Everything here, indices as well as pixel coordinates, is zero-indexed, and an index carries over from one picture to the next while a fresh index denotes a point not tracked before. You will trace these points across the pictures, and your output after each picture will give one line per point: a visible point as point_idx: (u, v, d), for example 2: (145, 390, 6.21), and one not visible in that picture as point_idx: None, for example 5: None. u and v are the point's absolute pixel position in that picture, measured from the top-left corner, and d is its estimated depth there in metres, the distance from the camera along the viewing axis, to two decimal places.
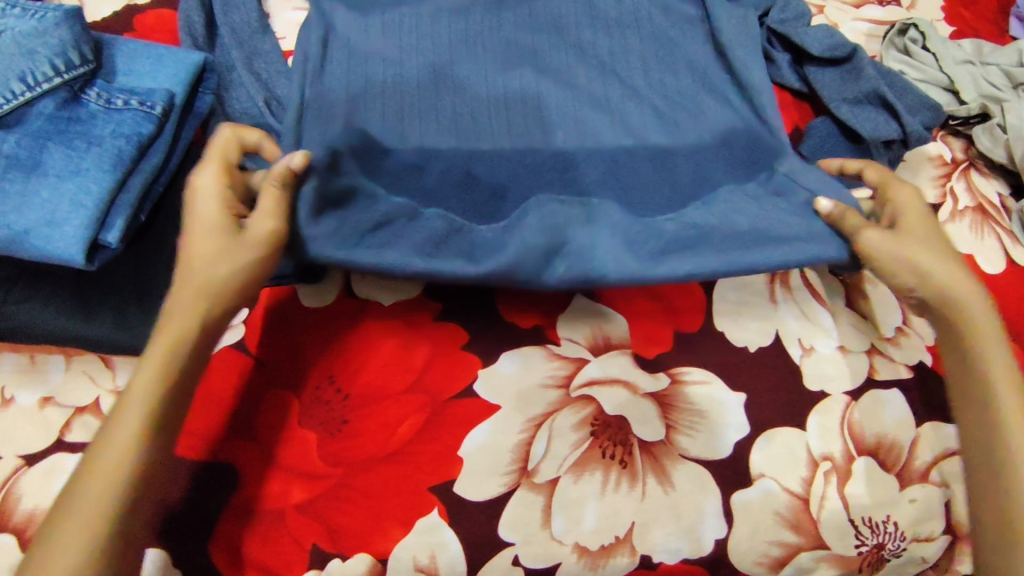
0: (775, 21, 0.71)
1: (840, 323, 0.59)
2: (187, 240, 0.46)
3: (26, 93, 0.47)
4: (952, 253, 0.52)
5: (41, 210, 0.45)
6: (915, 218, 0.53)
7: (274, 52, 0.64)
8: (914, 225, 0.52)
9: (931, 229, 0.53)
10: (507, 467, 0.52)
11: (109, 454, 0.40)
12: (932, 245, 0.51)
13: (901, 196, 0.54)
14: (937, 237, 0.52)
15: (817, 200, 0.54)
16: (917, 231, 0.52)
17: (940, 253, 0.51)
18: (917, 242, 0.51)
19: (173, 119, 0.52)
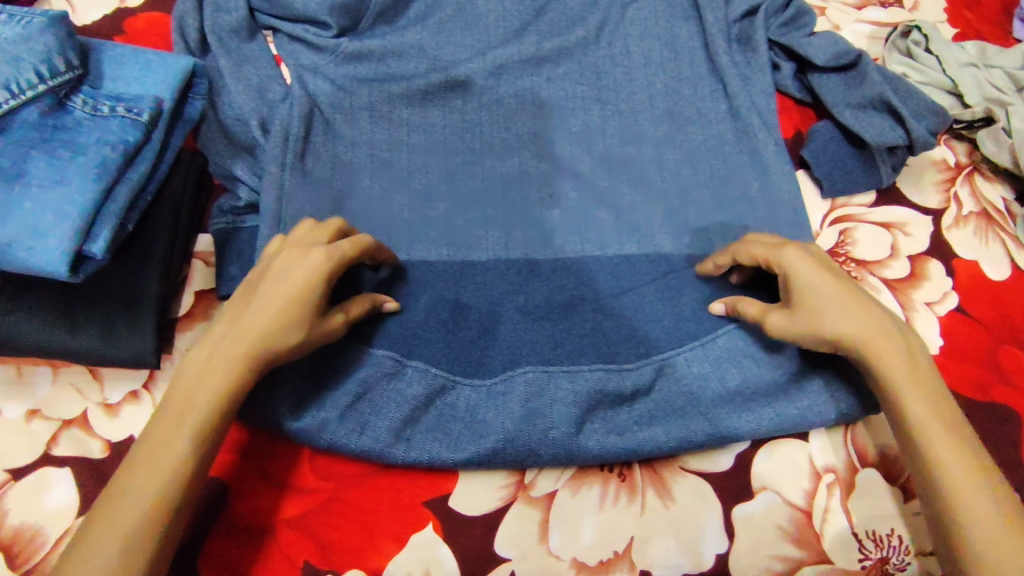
0: (776, 34, 0.70)
1: None
2: (271, 284, 0.43)
3: (11, 100, 0.45)
4: (862, 305, 0.45)
5: (24, 220, 0.44)
6: (805, 278, 0.47)
7: (263, 57, 0.64)
8: (810, 292, 0.46)
9: (837, 286, 0.46)
10: (504, 481, 0.51)
11: (187, 415, 0.38)
12: (831, 308, 0.45)
13: (795, 256, 0.48)
14: (844, 294, 0.45)
15: (711, 305, 0.53)
16: (818, 299, 0.46)
17: (850, 312, 0.45)
18: (813, 312, 0.46)
19: (161, 126, 0.51)
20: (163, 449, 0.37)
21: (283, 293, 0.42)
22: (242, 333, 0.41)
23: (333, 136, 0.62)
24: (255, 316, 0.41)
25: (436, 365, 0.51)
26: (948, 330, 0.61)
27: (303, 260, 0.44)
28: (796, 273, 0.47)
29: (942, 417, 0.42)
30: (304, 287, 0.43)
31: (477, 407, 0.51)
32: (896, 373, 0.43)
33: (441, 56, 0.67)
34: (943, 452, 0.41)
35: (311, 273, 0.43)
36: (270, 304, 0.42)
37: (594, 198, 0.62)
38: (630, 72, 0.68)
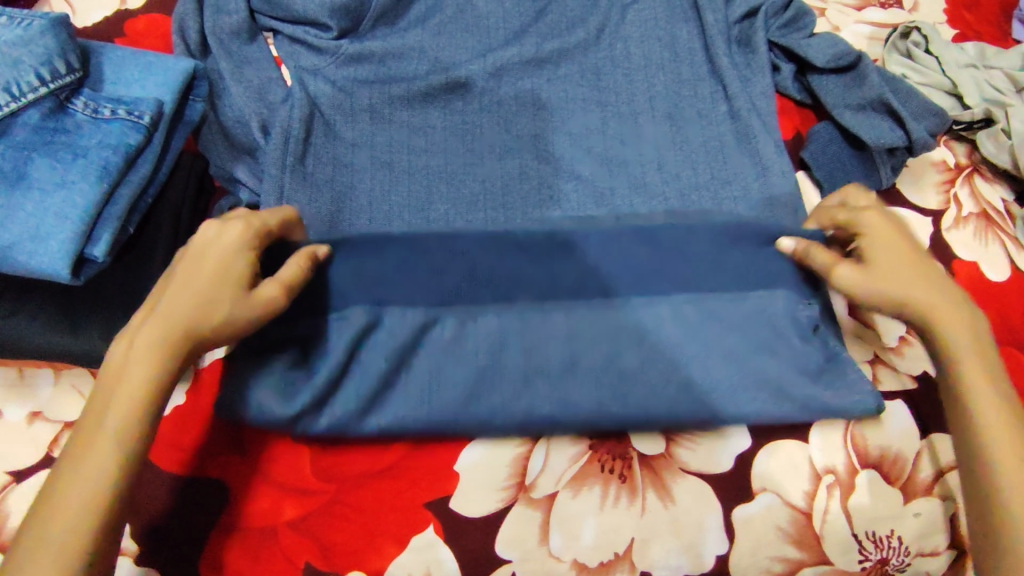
0: (776, 35, 0.70)
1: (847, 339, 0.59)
2: (188, 264, 0.42)
3: (12, 103, 0.46)
4: (927, 275, 0.46)
5: (26, 224, 0.44)
6: (884, 245, 0.48)
7: (264, 60, 0.64)
8: (887, 257, 0.47)
9: (908, 253, 0.47)
10: (504, 483, 0.51)
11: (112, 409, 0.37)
12: (898, 273, 0.46)
13: (870, 217, 0.49)
14: (911, 261, 0.47)
15: (780, 239, 0.54)
16: (885, 262, 0.47)
17: (911, 279, 0.46)
18: (888, 274, 0.47)
19: (162, 128, 0.51)
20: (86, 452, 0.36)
21: (194, 277, 0.41)
22: (154, 325, 0.39)
23: (334, 138, 0.62)
24: (176, 303, 0.40)
25: (416, 306, 0.53)
26: None
27: (217, 238, 0.43)
28: (868, 235, 0.49)
29: (1005, 404, 0.42)
30: (219, 267, 0.42)
31: (463, 334, 0.53)
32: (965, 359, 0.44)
33: (441, 57, 0.67)
34: (1006, 439, 0.41)
35: (228, 252, 0.42)
36: (186, 290, 0.40)
37: (595, 200, 0.62)
38: (630, 73, 0.68)
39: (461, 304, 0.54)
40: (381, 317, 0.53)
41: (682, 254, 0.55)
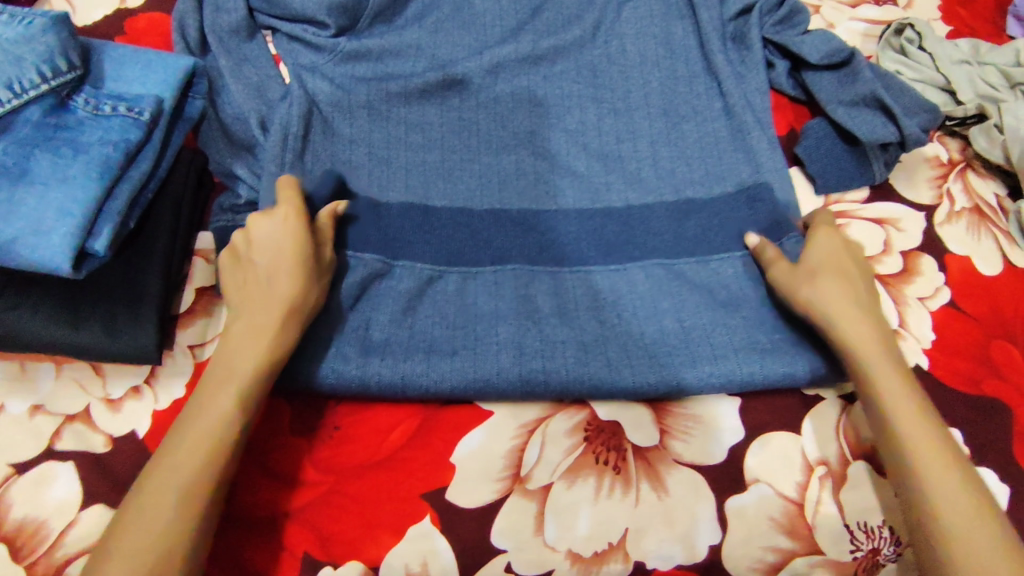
0: (770, 32, 0.71)
1: None
2: (269, 261, 0.48)
3: (14, 100, 0.46)
4: (858, 290, 0.53)
5: (27, 218, 0.44)
6: (825, 256, 0.55)
7: (262, 57, 0.65)
8: (823, 262, 0.54)
9: (843, 263, 0.54)
10: (499, 473, 0.52)
11: (205, 416, 0.43)
12: (830, 280, 0.53)
13: (821, 232, 0.57)
14: (847, 273, 0.54)
15: (747, 235, 0.58)
16: (825, 270, 0.54)
17: (840, 286, 0.53)
18: (815, 277, 0.53)
19: (162, 125, 0.51)
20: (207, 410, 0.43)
21: (279, 271, 0.48)
22: (263, 317, 0.46)
23: (331, 135, 0.62)
24: (268, 304, 0.47)
25: (423, 262, 0.57)
26: (938, 325, 0.62)
27: (271, 229, 0.50)
28: (819, 243, 0.56)
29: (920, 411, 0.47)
30: (294, 252, 0.48)
31: (465, 289, 0.57)
32: (880, 373, 0.49)
33: (438, 55, 0.68)
34: (920, 446, 0.45)
35: (289, 236, 0.49)
36: (279, 278, 0.47)
37: (591, 196, 0.63)
38: (625, 70, 0.69)
39: (462, 264, 0.57)
40: (392, 269, 0.56)
41: (650, 227, 0.61)
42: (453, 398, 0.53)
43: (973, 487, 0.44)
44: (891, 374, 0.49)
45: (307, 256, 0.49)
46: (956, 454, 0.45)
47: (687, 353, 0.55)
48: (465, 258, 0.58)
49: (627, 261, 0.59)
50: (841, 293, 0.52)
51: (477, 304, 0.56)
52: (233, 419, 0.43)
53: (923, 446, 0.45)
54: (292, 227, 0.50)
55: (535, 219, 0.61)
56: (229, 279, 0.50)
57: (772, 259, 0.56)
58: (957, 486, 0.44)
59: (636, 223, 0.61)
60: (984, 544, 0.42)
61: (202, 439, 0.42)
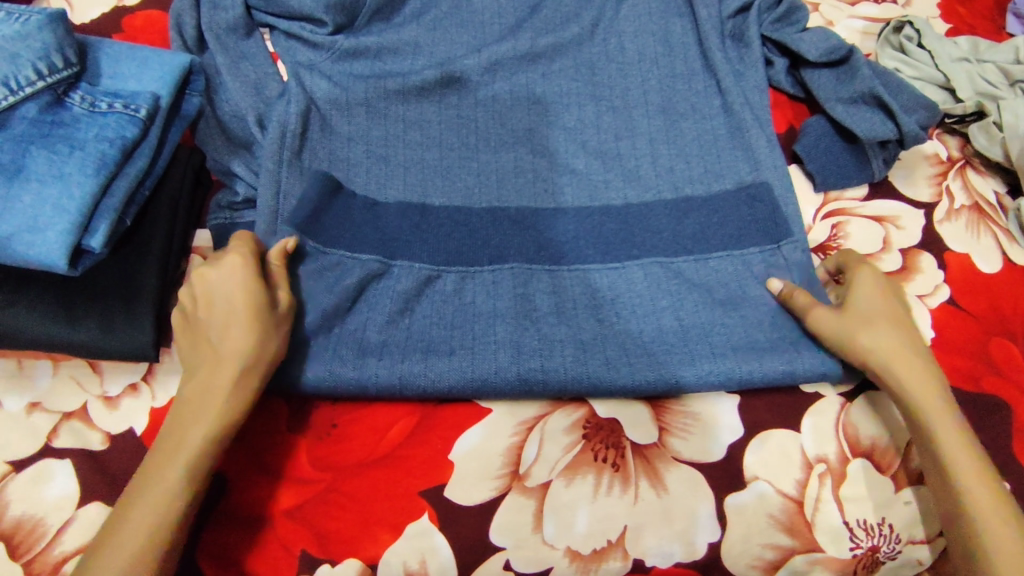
0: (769, 30, 0.71)
1: None
2: (224, 312, 0.47)
3: (10, 97, 0.45)
4: (908, 335, 0.53)
5: (23, 215, 0.43)
6: (868, 298, 0.54)
7: (260, 55, 0.65)
8: (866, 307, 0.54)
9: (889, 309, 0.54)
10: (497, 471, 0.52)
11: (157, 476, 0.42)
12: (883, 326, 0.53)
13: (858, 272, 0.56)
14: (896, 316, 0.54)
15: (769, 280, 0.57)
16: (875, 315, 0.53)
17: (891, 333, 0.52)
18: (865, 321, 0.53)
19: (158, 122, 0.50)
20: (155, 475, 0.42)
21: (234, 321, 0.46)
22: (218, 369, 0.45)
23: (330, 133, 0.62)
24: (224, 355, 0.45)
25: (421, 261, 0.56)
26: (938, 323, 0.62)
27: (228, 280, 0.48)
28: (859, 288, 0.55)
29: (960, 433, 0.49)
30: (248, 302, 0.47)
31: (463, 288, 0.56)
32: (933, 412, 0.50)
33: (437, 53, 0.68)
34: (964, 466, 0.48)
35: (242, 282, 0.47)
36: (233, 328, 0.46)
37: (590, 193, 0.63)
38: (624, 68, 0.69)
39: (460, 264, 0.57)
40: (391, 269, 0.55)
41: (649, 225, 0.61)
42: (452, 396, 0.53)
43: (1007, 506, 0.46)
44: (944, 412, 0.50)
45: (260, 304, 0.47)
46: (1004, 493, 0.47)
47: (684, 352, 0.55)
48: (464, 258, 0.57)
49: (626, 259, 0.59)
50: (893, 338, 0.52)
51: (475, 303, 0.56)
52: (182, 481, 0.42)
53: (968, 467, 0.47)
54: (245, 278, 0.48)
55: (533, 217, 0.61)
56: (187, 333, 0.48)
57: (807, 303, 0.55)
58: (994, 503, 0.46)
59: (635, 220, 0.61)
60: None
61: (159, 497, 0.42)
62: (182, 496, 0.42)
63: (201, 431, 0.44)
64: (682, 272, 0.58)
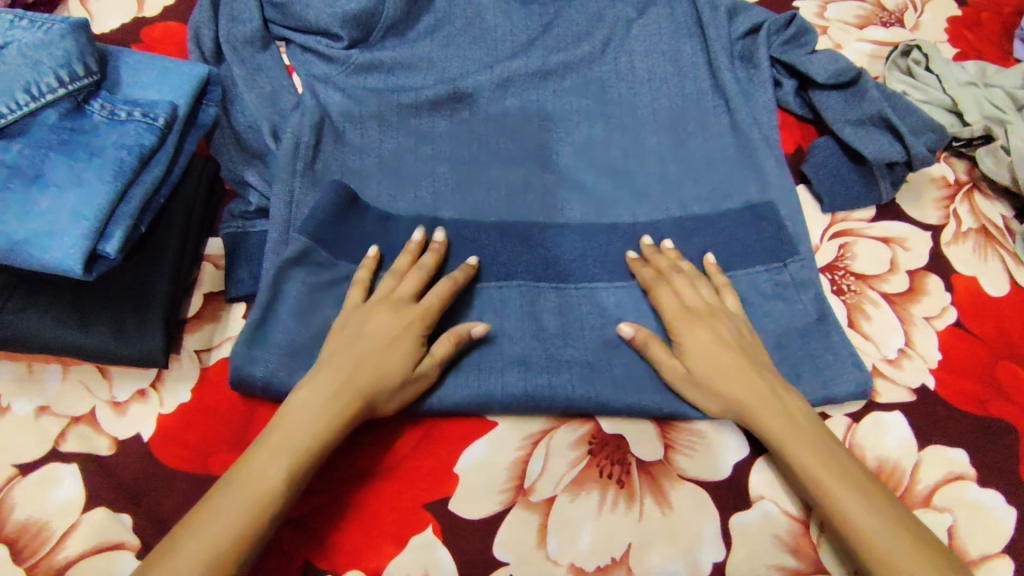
0: (778, 51, 0.72)
1: (882, 331, 0.62)
2: (382, 343, 0.49)
3: (30, 103, 0.46)
4: (751, 377, 0.51)
5: (41, 220, 0.43)
6: (704, 354, 0.52)
7: (275, 67, 0.65)
8: (704, 359, 0.52)
9: (728, 360, 0.51)
10: (502, 485, 0.52)
11: (266, 470, 0.43)
12: (725, 378, 0.51)
13: (681, 325, 0.54)
14: (733, 367, 0.51)
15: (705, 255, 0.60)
16: (710, 370, 0.51)
17: (742, 380, 0.51)
18: (702, 373, 0.52)
19: (176, 131, 0.51)
20: (259, 479, 0.42)
21: (386, 354, 0.49)
22: (349, 392, 0.47)
23: (342, 145, 0.63)
24: (360, 379, 0.47)
25: None
26: (945, 345, 0.62)
27: (390, 315, 0.50)
28: (693, 346, 0.52)
29: (819, 448, 0.48)
30: (404, 344, 0.49)
31: (469, 305, 0.57)
32: (800, 451, 0.48)
33: (450, 69, 0.69)
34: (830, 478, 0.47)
35: (401, 322, 0.50)
36: (382, 361, 0.48)
37: (597, 211, 0.64)
38: (634, 87, 0.69)
39: (467, 281, 0.57)
40: None
41: (655, 245, 0.61)
42: (458, 409, 0.53)
43: (887, 510, 0.45)
44: (814, 455, 0.48)
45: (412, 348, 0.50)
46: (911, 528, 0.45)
47: None
48: (472, 274, 0.58)
49: (633, 278, 0.59)
50: (744, 382, 0.50)
51: (483, 318, 0.56)
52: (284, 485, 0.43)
53: (822, 468, 0.47)
54: (408, 320, 0.51)
55: (541, 232, 0.61)
56: (333, 345, 0.50)
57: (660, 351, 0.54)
58: (872, 505, 0.46)
59: (642, 238, 0.61)
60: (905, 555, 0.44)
61: (261, 489, 0.42)
62: (278, 494, 0.42)
63: (312, 445, 0.44)
64: None
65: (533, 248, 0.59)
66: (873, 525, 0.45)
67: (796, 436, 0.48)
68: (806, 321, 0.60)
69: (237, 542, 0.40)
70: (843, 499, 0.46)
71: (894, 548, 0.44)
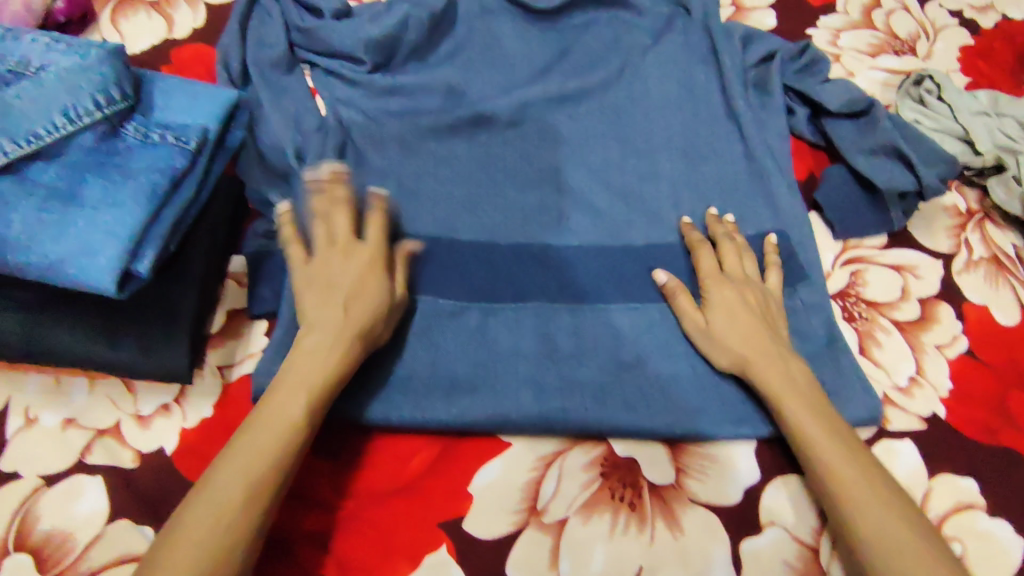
0: (791, 80, 0.73)
1: (893, 360, 0.63)
2: (359, 281, 0.51)
3: (68, 126, 0.47)
4: (764, 338, 0.55)
5: (77, 240, 0.45)
6: (729, 312, 0.56)
7: (300, 90, 0.67)
8: (725, 313, 0.56)
9: (746, 319, 0.56)
10: (516, 506, 0.52)
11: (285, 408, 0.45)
12: (745, 330, 0.55)
13: (713, 286, 0.58)
14: (752, 327, 0.55)
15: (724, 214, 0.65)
16: (730, 330, 0.56)
17: (755, 335, 0.55)
18: (721, 328, 0.56)
19: (206, 154, 0.53)
20: (279, 417, 0.44)
21: (364, 292, 0.51)
22: (346, 331, 0.49)
23: (363, 167, 0.64)
24: (357, 316, 0.50)
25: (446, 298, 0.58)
26: (955, 374, 0.62)
27: (357, 257, 0.52)
28: (718, 301, 0.57)
29: (810, 405, 0.52)
30: (376, 281, 0.52)
31: (486, 326, 0.58)
32: (793, 404, 0.52)
33: (469, 92, 0.70)
34: (818, 432, 0.50)
35: (370, 259, 0.52)
36: (362, 298, 0.50)
37: (611, 233, 0.64)
38: (649, 112, 0.71)
39: (485, 301, 0.59)
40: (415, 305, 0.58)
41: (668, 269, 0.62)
42: (474, 429, 0.54)
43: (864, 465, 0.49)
44: (807, 410, 0.51)
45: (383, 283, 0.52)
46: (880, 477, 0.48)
47: (695, 389, 0.57)
48: (489, 294, 0.59)
49: (646, 301, 0.60)
50: (757, 336, 0.55)
51: (498, 339, 0.57)
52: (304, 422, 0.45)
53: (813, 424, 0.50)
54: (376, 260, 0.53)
55: (556, 255, 0.62)
56: (306, 288, 0.51)
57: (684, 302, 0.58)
58: (852, 458, 0.49)
59: (656, 262, 0.62)
60: (879, 506, 0.46)
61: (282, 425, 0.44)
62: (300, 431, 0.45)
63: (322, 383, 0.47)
64: None
65: (547, 271, 0.61)
66: (852, 479, 0.48)
67: (791, 394, 0.52)
68: (817, 347, 0.60)
69: (271, 466, 0.43)
70: (828, 453, 0.49)
71: (864, 490, 0.47)
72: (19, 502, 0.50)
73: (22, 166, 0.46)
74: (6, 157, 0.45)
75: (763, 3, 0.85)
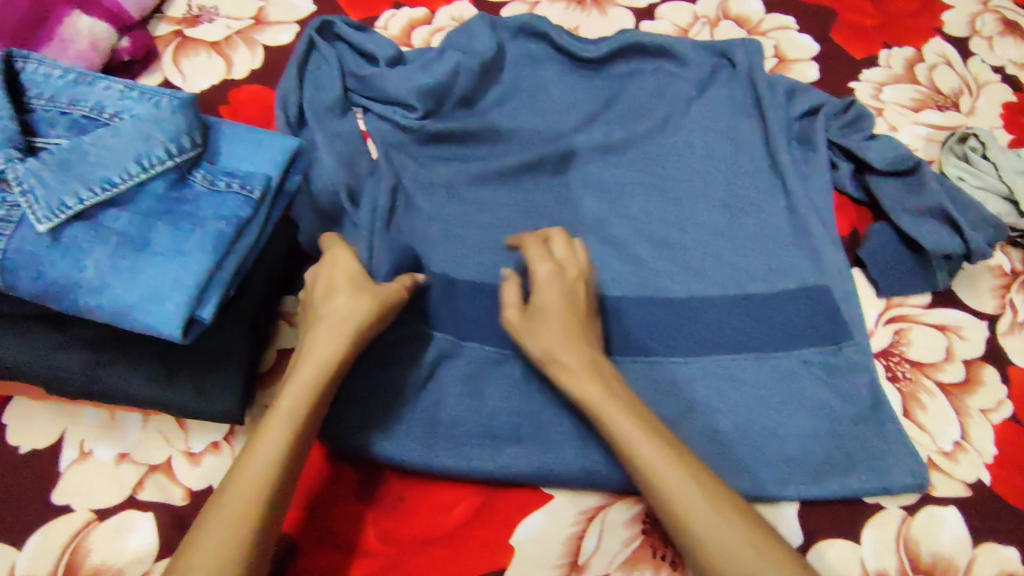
0: (836, 135, 0.73)
1: (937, 423, 0.62)
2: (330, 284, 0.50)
3: (142, 174, 0.49)
4: (576, 336, 0.52)
5: (146, 286, 0.46)
6: (554, 303, 0.53)
7: (353, 133, 0.69)
8: (546, 301, 0.54)
9: (564, 314, 0.53)
10: (557, 560, 0.53)
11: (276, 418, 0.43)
12: (556, 322, 0.52)
13: (540, 272, 0.56)
14: (566, 321, 0.53)
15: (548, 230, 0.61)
16: (550, 318, 0.53)
17: (565, 328, 0.52)
18: (541, 321, 0.53)
19: (268, 201, 0.54)
20: (273, 428, 0.42)
21: (341, 291, 0.49)
22: (327, 329, 0.47)
23: (413, 211, 0.66)
24: (336, 313, 0.47)
25: (490, 345, 0.59)
26: (1000, 440, 0.61)
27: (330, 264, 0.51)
28: (541, 287, 0.55)
29: (640, 417, 0.47)
30: (351, 279, 0.50)
31: (530, 375, 0.58)
32: (615, 419, 0.46)
33: (516, 138, 0.71)
34: (638, 442, 0.45)
35: (346, 264, 0.51)
36: (341, 295, 0.48)
37: (654, 284, 0.65)
38: (692, 163, 0.71)
39: None
40: (460, 350, 0.58)
41: (711, 321, 0.62)
42: (516, 480, 0.55)
43: (705, 480, 0.43)
44: (630, 417, 0.46)
45: (360, 279, 0.50)
46: (708, 482, 0.43)
47: (733, 435, 0.58)
48: None
49: (688, 354, 0.61)
50: (573, 331, 0.52)
51: (542, 390, 0.57)
52: (292, 428, 0.43)
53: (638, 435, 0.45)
54: (348, 263, 0.51)
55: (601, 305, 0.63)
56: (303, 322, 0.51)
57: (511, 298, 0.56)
58: (686, 471, 0.43)
59: (697, 315, 0.63)
60: (721, 525, 0.41)
61: (276, 435, 0.42)
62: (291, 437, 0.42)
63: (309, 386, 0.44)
64: (736, 369, 0.60)
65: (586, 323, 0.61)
66: (683, 494, 0.42)
67: (612, 402, 0.48)
68: (861, 409, 0.60)
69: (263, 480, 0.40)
70: (654, 464, 0.44)
71: (695, 503, 0.42)
72: (72, 535, 0.52)
73: (94, 212, 0.48)
74: (81, 204, 0.47)
75: (805, 54, 0.86)
